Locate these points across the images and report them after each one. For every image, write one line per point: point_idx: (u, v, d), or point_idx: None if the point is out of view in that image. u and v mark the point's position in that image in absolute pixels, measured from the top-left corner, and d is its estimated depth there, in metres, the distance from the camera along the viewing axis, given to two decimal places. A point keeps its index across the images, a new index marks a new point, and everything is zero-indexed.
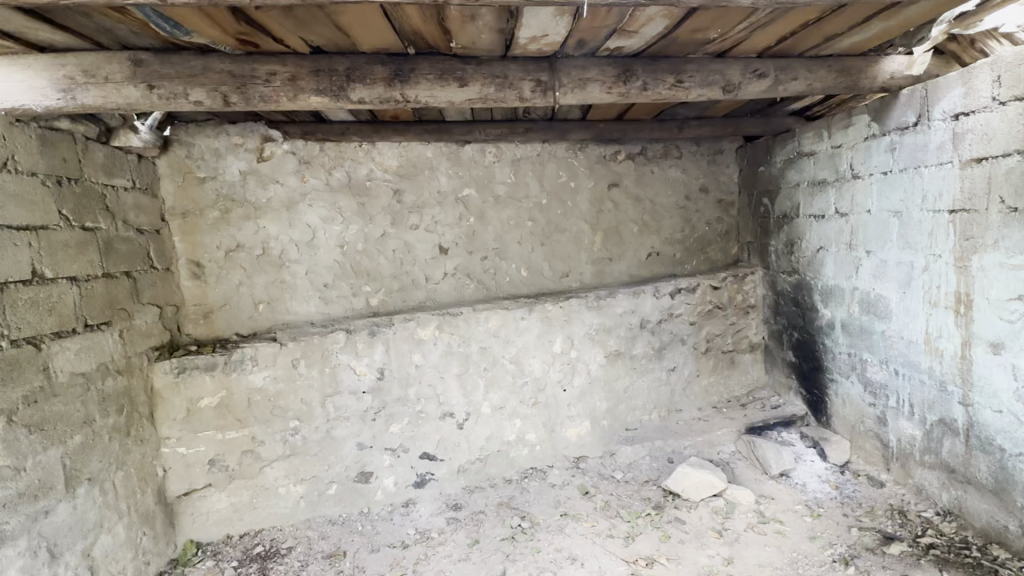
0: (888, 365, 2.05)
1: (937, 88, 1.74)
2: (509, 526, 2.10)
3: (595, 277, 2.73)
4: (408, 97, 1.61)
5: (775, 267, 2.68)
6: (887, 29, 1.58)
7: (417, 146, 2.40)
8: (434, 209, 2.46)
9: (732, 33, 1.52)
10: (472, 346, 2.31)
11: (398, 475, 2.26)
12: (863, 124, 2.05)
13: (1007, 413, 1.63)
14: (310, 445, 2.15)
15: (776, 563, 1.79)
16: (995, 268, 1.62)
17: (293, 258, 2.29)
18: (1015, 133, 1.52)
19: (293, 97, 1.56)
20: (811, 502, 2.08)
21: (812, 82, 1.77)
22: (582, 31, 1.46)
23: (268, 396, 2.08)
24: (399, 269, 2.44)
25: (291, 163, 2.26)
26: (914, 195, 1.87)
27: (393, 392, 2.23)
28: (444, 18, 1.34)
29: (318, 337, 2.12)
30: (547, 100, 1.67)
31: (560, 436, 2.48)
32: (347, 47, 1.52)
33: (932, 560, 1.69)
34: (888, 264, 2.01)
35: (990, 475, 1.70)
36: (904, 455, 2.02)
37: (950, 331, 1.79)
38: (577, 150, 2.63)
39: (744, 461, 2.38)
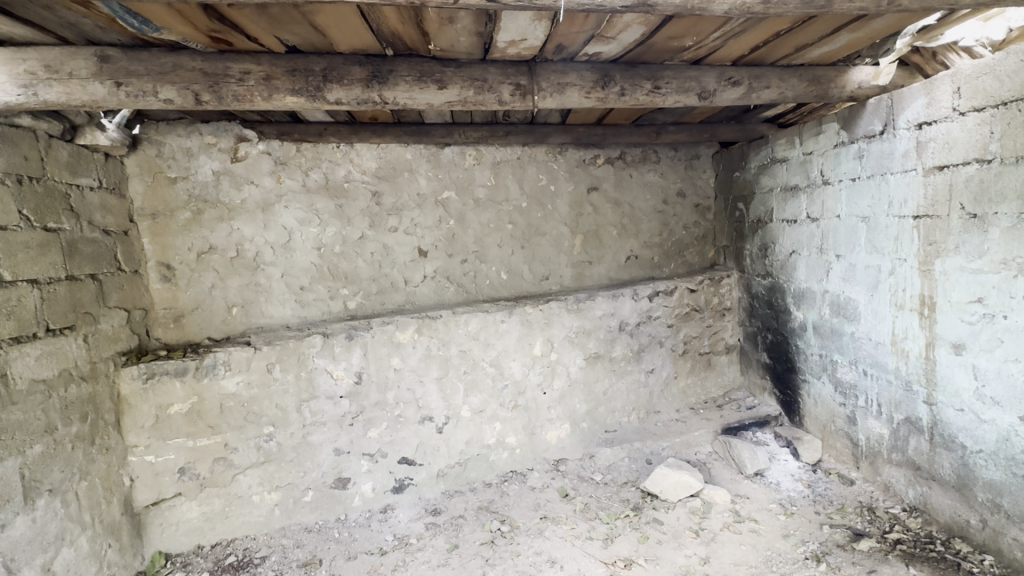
0: (857, 365, 2.11)
1: (902, 98, 1.81)
2: (489, 530, 2.08)
3: (575, 280, 2.75)
4: (386, 99, 1.59)
5: (750, 270, 2.74)
6: (855, 40, 1.63)
7: (397, 148, 2.39)
8: (413, 211, 2.44)
9: (707, 41, 1.55)
10: (452, 350, 2.30)
11: (376, 481, 2.23)
12: (833, 132, 2.12)
13: (969, 412, 1.69)
14: (285, 451, 2.10)
15: (751, 561, 1.83)
16: (957, 272, 1.68)
17: (268, 261, 2.25)
18: (974, 142, 1.59)
19: (268, 96, 1.53)
20: (784, 501, 2.13)
21: (783, 90, 1.82)
22: (560, 36, 1.47)
23: (241, 402, 2.04)
24: (377, 272, 2.41)
25: (267, 163, 2.22)
26: (881, 200, 1.93)
27: (371, 396, 2.20)
28: (422, 20, 1.33)
29: (293, 341, 2.08)
30: (526, 104, 1.68)
31: (540, 439, 2.48)
32: (324, 46, 1.50)
33: (899, 555, 1.75)
34: (857, 268, 2.07)
35: (953, 471, 1.76)
36: (873, 453, 2.08)
37: (914, 332, 1.85)
38: (556, 154, 2.64)
39: (721, 462, 2.42)
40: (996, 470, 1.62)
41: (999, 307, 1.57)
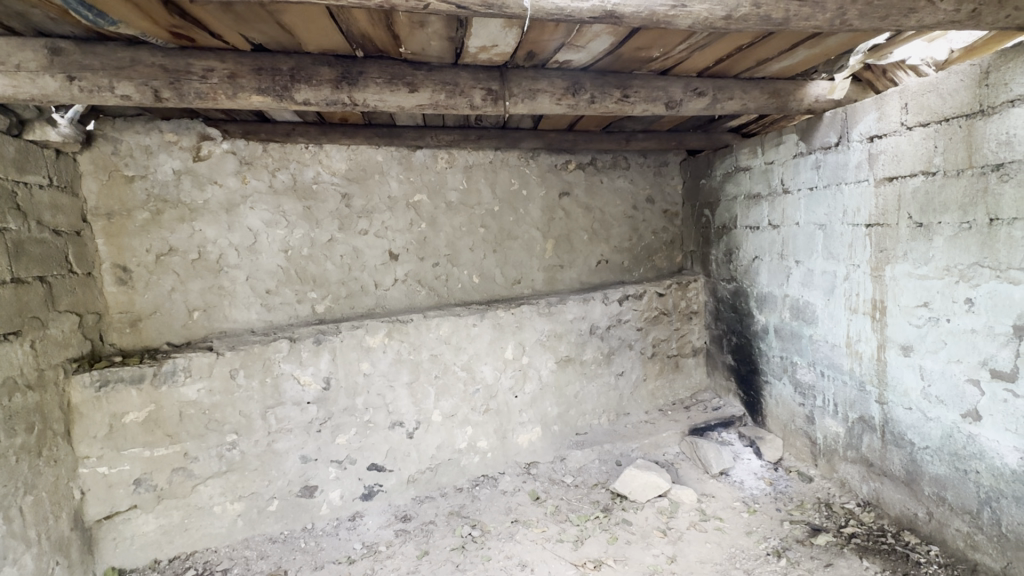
0: (815, 366, 2.20)
1: (855, 112, 1.90)
2: (460, 536, 2.07)
3: (547, 284, 2.77)
4: (356, 100, 1.58)
5: (715, 274, 2.82)
6: (811, 56, 1.71)
7: (368, 150, 2.36)
8: (384, 214, 2.42)
9: (673, 53, 1.60)
10: (423, 354, 2.28)
11: (344, 488, 2.19)
12: (792, 143, 2.21)
13: (916, 410, 1.79)
14: (249, 460, 2.04)
15: (715, 559, 1.88)
16: (905, 277, 1.77)
17: (232, 263, 2.18)
18: (920, 155, 1.68)
19: (233, 94, 1.49)
20: (747, 499, 2.19)
21: (745, 102, 1.89)
22: (531, 43, 1.48)
23: (202, 409, 1.97)
24: (347, 275, 2.37)
25: (231, 163, 2.16)
26: (836, 209, 2.02)
27: (339, 402, 2.16)
28: (393, 22, 1.32)
29: (258, 346, 2.03)
30: (497, 109, 1.69)
31: (511, 443, 2.48)
32: (292, 46, 1.48)
33: (854, 549, 1.82)
34: (814, 273, 2.16)
35: (902, 467, 1.86)
36: (830, 450, 2.17)
37: (867, 335, 1.94)
38: (528, 159, 2.67)
39: (688, 462, 2.48)
40: (941, 465, 1.72)
41: (943, 311, 1.67)
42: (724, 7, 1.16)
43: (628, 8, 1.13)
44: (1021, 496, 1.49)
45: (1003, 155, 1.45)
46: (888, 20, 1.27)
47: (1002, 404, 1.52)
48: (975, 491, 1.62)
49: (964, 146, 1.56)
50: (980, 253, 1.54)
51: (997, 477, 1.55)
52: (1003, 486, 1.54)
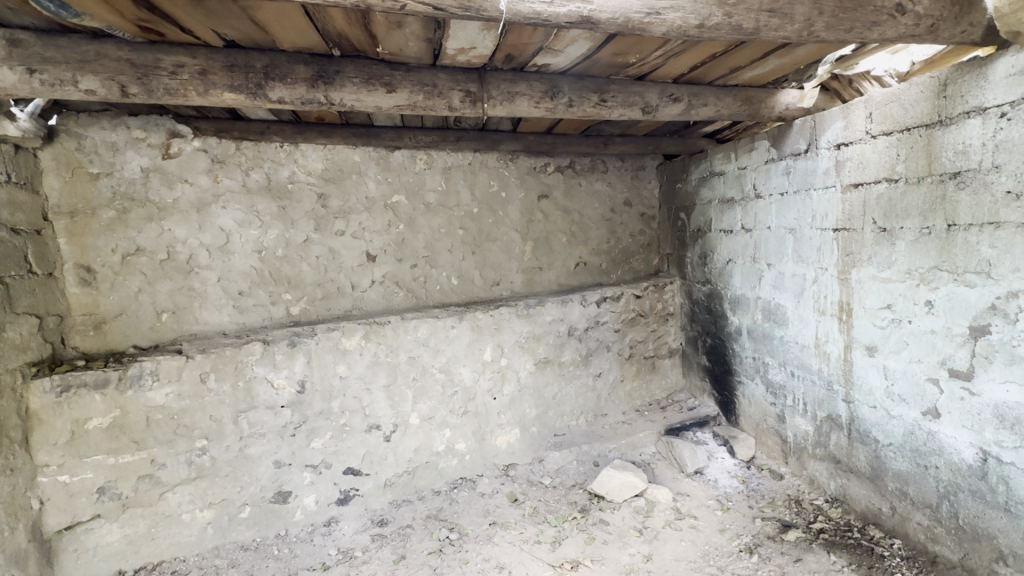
0: (785, 367, 2.26)
1: (823, 120, 1.97)
2: (437, 539, 2.06)
3: (526, 286, 2.78)
4: (332, 100, 1.56)
5: (691, 277, 2.87)
6: (781, 66, 1.76)
7: (344, 150, 2.33)
8: (361, 215, 2.39)
9: (649, 59, 1.62)
10: (401, 356, 2.26)
11: (319, 493, 2.15)
12: (764, 149, 2.27)
13: (880, 408, 1.85)
14: (219, 466, 1.99)
15: (690, 557, 1.91)
16: (870, 280, 1.84)
17: (203, 264, 2.13)
18: (884, 163, 1.75)
19: (204, 91, 1.46)
20: (721, 496, 2.24)
21: (719, 108, 1.93)
22: (509, 46, 1.49)
23: (170, 414, 1.91)
24: (323, 277, 2.34)
25: (202, 161, 2.10)
26: (806, 214, 2.09)
27: (314, 405, 2.12)
28: (370, 22, 1.31)
29: (230, 348, 1.98)
30: (475, 111, 1.69)
31: (490, 445, 2.48)
32: (266, 43, 1.45)
33: (822, 544, 1.88)
34: (785, 276, 2.22)
35: (868, 463, 1.92)
36: (800, 448, 2.23)
37: (835, 336, 2.00)
38: (508, 161, 2.67)
39: (664, 461, 2.52)
40: (903, 461, 1.78)
41: (905, 312, 1.73)
42: (697, 16, 1.18)
43: (604, 14, 1.14)
44: (977, 490, 1.56)
45: (959, 163, 1.52)
46: (853, 33, 1.31)
47: (959, 402, 1.59)
48: (935, 486, 1.69)
49: (924, 154, 1.62)
50: (939, 257, 1.60)
51: (955, 472, 1.62)
52: (961, 481, 1.60)
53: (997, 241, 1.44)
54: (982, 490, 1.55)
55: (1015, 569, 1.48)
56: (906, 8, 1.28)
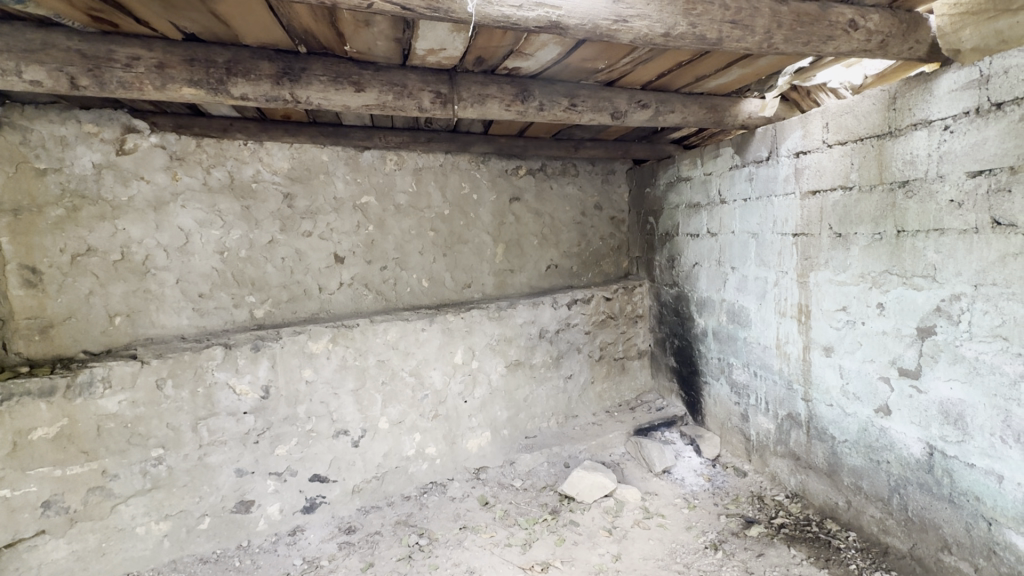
0: (748, 367, 2.33)
1: (783, 129, 2.04)
2: (407, 545, 2.02)
3: (497, 288, 2.78)
4: (298, 98, 1.52)
5: (659, 280, 2.93)
6: (744, 75, 1.82)
7: (312, 149, 2.28)
8: (329, 215, 2.34)
9: (618, 65, 1.65)
10: (369, 360, 2.22)
11: (284, 501, 2.10)
12: (728, 156, 2.35)
13: (836, 406, 1.93)
14: (177, 476, 1.91)
15: (658, 555, 1.94)
16: (826, 283, 1.91)
17: (160, 265, 2.04)
18: (839, 171, 1.82)
19: (161, 86, 1.40)
20: (688, 494, 2.29)
21: (685, 115, 1.99)
22: (480, 49, 1.49)
23: (124, 422, 1.82)
24: (289, 279, 2.28)
25: (160, 158, 2.02)
26: (767, 219, 2.16)
27: (279, 411, 2.06)
28: (337, 20, 1.29)
29: (189, 353, 1.90)
30: (446, 112, 1.69)
31: (461, 448, 2.46)
32: (228, 37, 1.40)
33: (782, 538, 1.94)
34: (748, 279, 2.29)
35: (825, 459, 2.00)
36: (762, 446, 2.30)
37: (794, 337, 2.08)
38: (479, 163, 2.67)
39: (633, 461, 2.56)
40: (857, 457, 1.86)
41: (859, 314, 1.81)
42: (663, 25, 1.21)
43: (572, 20, 1.15)
44: (924, 483, 1.64)
45: (908, 173, 1.60)
46: (809, 46, 1.36)
47: (908, 399, 1.67)
48: (887, 480, 1.77)
49: (875, 164, 1.70)
50: (889, 261, 1.68)
51: (905, 466, 1.70)
52: (909, 474, 1.69)
53: (942, 247, 1.52)
54: (929, 483, 1.63)
55: (959, 557, 1.56)
56: (859, 24, 1.35)
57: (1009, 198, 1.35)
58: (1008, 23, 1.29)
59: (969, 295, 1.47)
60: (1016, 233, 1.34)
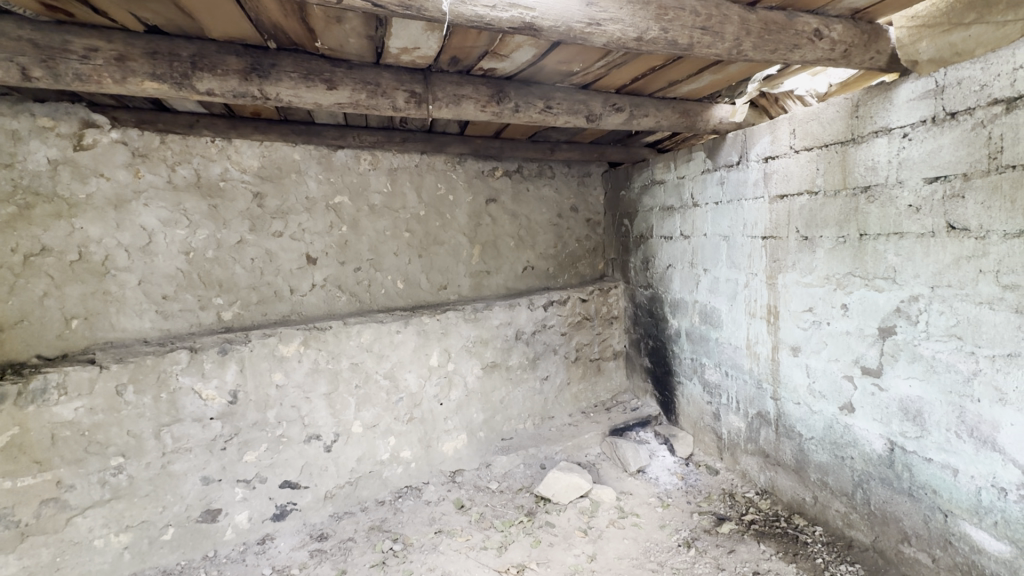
0: (720, 367, 2.38)
1: (752, 135, 2.10)
2: (381, 551, 1.99)
3: (473, 290, 2.77)
4: (268, 95, 1.48)
5: (634, 281, 2.97)
6: (715, 81, 1.86)
7: (283, 147, 2.23)
8: (301, 215, 2.29)
9: (593, 68, 1.66)
10: (343, 363, 2.18)
11: (252, 509, 2.04)
12: (700, 160, 2.39)
13: (803, 404, 1.98)
14: (138, 485, 1.83)
15: (632, 554, 1.96)
16: (794, 285, 1.97)
17: (121, 266, 1.96)
18: (806, 176, 1.88)
19: (121, 79, 1.34)
20: (662, 493, 2.32)
21: (658, 119, 2.02)
22: (454, 48, 1.48)
23: (81, 431, 1.74)
24: (258, 280, 2.22)
25: (121, 154, 1.94)
26: (738, 222, 2.21)
27: (247, 416, 2.01)
28: (308, 15, 1.26)
29: (151, 357, 1.83)
30: (421, 112, 1.67)
31: (436, 451, 2.44)
32: (193, 30, 1.36)
33: (753, 534, 1.99)
34: (719, 281, 2.34)
35: (793, 456, 2.05)
36: (733, 444, 2.35)
37: (764, 337, 2.13)
38: (455, 164, 2.65)
39: (608, 461, 2.58)
40: (823, 453, 1.92)
41: (824, 315, 1.86)
42: (636, 29, 1.22)
43: (546, 22, 1.15)
44: (886, 478, 1.70)
45: (870, 178, 1.65)
46: (777, 54, 1.40)
47: (871, 396, 1.73)
48: (851, 475, 1.82)
49: (839, 169, 1.75)
50: (853, 264, 1.74)
51: (867, 462, 1.76)
52: (872, 469, 1.75)
53: (901, 250, 1.58)
54: (890, 477, 1.69)
55: (918, 548, 1.63)
56: (823, 34, 1.39)
57: (963, 204, 1.41)
58: (962, 36, 1.35)
59: (926, 296, 1.53)
60: (969, 237, 1.41)
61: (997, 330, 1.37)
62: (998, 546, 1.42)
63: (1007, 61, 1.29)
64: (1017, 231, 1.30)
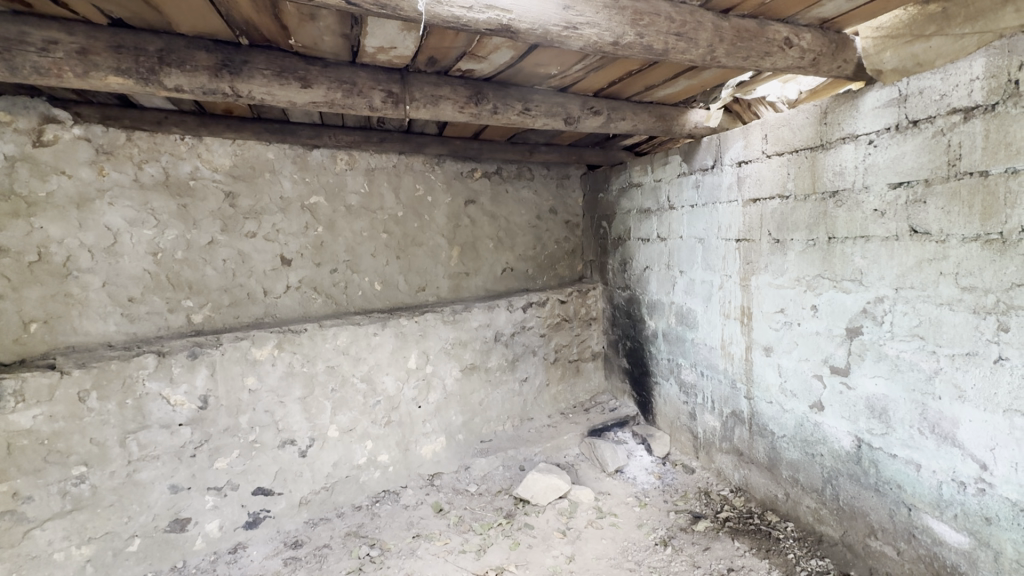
0: (696, 367, 2.42)
1: (726, 139, 2.14)
2: (357, 557, 1.96)
3: (452, 291, 2.75)
4: (239, 92, 1.45)
5: (612, 282, 2.99)
6: (690, 86, 1.89)
7: (256, 146, 2.18)
8: (275, 215, 2.24)
9: (570, 71, 1.67)
10: (318, 366, 2.14)
11: (224, 517, 1.98)
12: (676, 164, 2.43)
13: (776, 403, 2.03)
14: (102, 495, 1.76)
15: (610, 553, 1.97)
16: (766, 286, 2.01)
17: (84, 267, 1.88)
18: (777, 181, 1.92)
19: (83, 73, 1.29)
20: (639, 493, 2.35)
21: (635, 123, 2.04)
22: (432, 49, 1.47)
23: (40, 439, 1.66)
24: (231, 282, 2.16)
25: (84, 151, 1.87)
26: (713, 225, 2.25)
27: (218, 422, 1.95)
28: (281, 12, 1.23)
29: (116, 362, 1.76)
30: (398, 112, 1.66)
31: (414, 455, 2.41)
32: (160, 25, 1.32)
33: (727, 531, 2.03)
34: (695, 282, 2.37)
35: (765, 454, 2.10)
36: (709, 443, 2.39)
37: (737, 338, 2.17)
38: (433, 165, 2.63)
39: (587, 462, 2.60)
40: (795, 451, 1.96)
41: (795, 316, 1.91)
42: (612, 34, 1.23)
43: (523, 24, 1.15)
44: (854, 474, 1.75)
45: (838, 184, 1.71)
46: (749, 61, 1.43)
47: (840, 395, 1.78)
48: (821, 472, 1.87)
49: (809, 174, 1.80)
50: (822, 266, 1.79)
51: (836, 458, 1.81)
52: (841, 466, 1.80)
53: (867, 252, 1.64)
54: (857, 473, 1.74)
55: (884, 541, 1.68)
56: (793, 42, 1.43)
57: (925, 208, 1.46)
58: (924, 47, 1.40)
59: (890, 297, 1.58)
60: (930, 241, 1.46)
61: (957, 330, 1.43)
62: (958, 538, 1.48)
63: (964, 72, 1.35)
64: (974, 235, 1.36)
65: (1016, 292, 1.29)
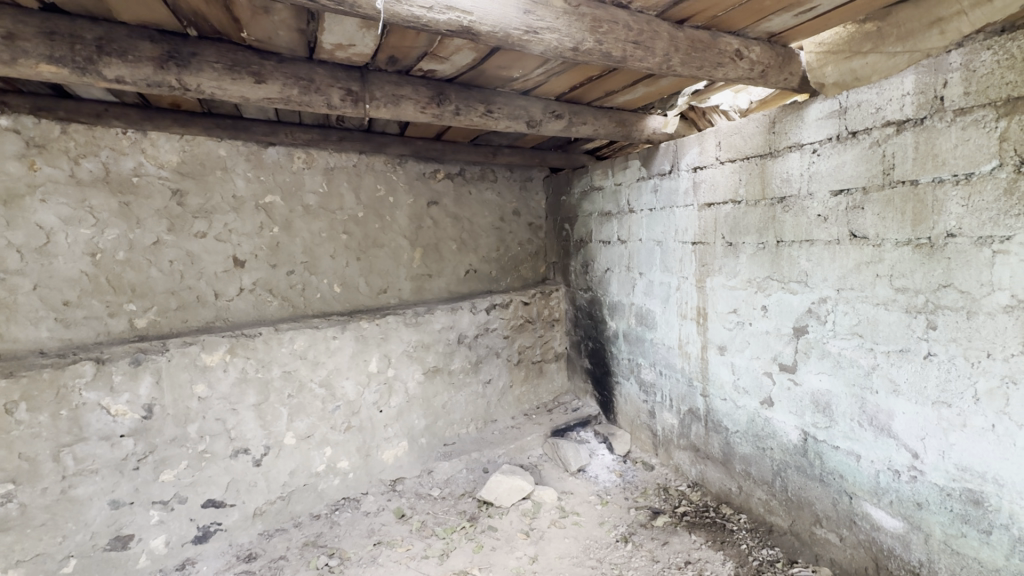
0: (655, 367, 2.48)
1: (682, 145, 2.21)
2: (315, 568, 1.90)
3: (414, 293, 2.72)
4: (187, 85, 1.38)
5: (574, 284, 3.04)
6: (648, 93, 1.94)
7: (207, 142, 2.09)
8: (227, 215, 2.15)
9: (532, 75, 1.69)
10: (273, 371, 2.07)
11: (170, 533, 1.88)
12: (635, 168, 2.49)
13: (729, 400, 2.11)
14: (31, 515, 1.63)
15: (573, 552, 2.00)
16: (720, 288, 2.09)
17: (12, 268, 1.74)
18: (730, 187, 2.00)
19: (10, 60, 1.20)
20: (601, 491, 2.39)
21: (596, 127, 2.08)
22: (392, 48, 1.45)
23: None
24: (178, 284, 2.06)
25: (13, 143, 1.73)
26: (670, 228, 2.32)
27: (164, 432, 1.85)
28: (232, 4, 1.19)
29: (48, 370, 1.64)
30: (357, 111, 1.62)
31: (376, 460, 2.37)
32: (100, 12, 1.24)
33: (685, 525, 2.09)
34: (654, 284, 2.44)
35: (720, 449, 2.17)
36: (667, 440, 2.46)
37: (694, 338, 2.25)
38: (395, 165, 2.60)
39: (550, 462, 2.62)
40: (747, 445, 2.05)
41: (747, 316, 2.00)
42: (572, 40, 1.25)
43: (484, 27, 1.16)
44: (800, 465, 1.85)
45: (785, 190, 1.79)
46: (703, 70, 1.49)
47: (788, 391, 1.87)
48: (771, 465, 1.96)
49: (759, 181, 1.89)
50: (771, 269, 1.87)
51: (785, 452, 1.90)
52: (789, 459, 1.89)
53: (812, 255, 1.73)
54: (804, 465, 1.83)
55: (827, 529, 1.78)
56: (743, 54, 1.49)
57: (863, 214, 1.56)
58: (861, 63, 1.49)
59: (833, 298, 1.67)
60: (868, 244, 1.56)
61: (891, 328, 1.53)
62: (893, 522, 1.58)
63: (897, 87, 1.45)
64: (906, 240, 1.46)
65: (942, 292, 1.40)
